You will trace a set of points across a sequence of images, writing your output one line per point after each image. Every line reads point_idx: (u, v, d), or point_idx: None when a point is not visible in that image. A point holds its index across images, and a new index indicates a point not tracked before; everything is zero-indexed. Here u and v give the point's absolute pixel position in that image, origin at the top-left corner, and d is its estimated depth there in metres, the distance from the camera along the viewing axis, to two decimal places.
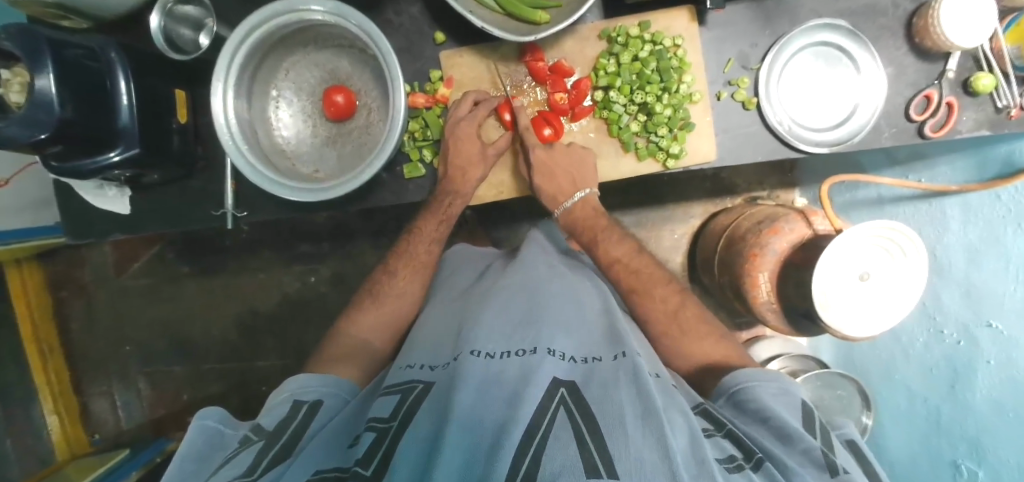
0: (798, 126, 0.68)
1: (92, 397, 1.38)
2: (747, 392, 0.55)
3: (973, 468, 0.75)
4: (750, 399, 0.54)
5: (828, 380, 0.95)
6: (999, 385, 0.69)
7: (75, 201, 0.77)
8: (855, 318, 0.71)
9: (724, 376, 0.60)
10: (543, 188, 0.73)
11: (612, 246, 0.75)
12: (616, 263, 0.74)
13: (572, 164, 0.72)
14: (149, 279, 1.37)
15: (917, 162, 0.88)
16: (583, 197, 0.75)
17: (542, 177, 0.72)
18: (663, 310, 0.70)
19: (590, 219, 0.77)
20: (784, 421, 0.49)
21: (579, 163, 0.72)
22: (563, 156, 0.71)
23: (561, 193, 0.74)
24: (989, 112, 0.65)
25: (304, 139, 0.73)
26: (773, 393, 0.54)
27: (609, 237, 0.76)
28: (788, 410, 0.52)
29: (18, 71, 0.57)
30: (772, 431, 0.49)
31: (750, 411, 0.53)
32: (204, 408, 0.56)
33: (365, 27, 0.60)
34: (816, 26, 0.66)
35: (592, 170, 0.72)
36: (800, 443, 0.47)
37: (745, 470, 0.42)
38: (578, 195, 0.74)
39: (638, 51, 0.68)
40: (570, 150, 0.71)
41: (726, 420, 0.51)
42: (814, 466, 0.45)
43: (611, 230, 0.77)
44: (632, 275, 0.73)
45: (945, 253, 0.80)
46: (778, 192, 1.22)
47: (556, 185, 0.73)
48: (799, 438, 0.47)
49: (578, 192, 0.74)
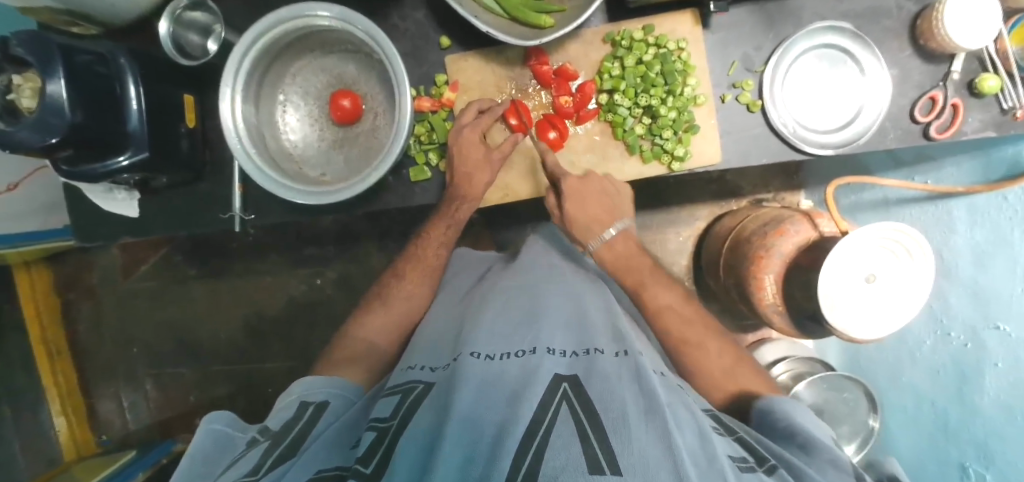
0: (802, 129, 0.68)
1: (99, 399, 1.38)
2: (771, 411, 0.55)
3: (982, 472, 0.74)
4: (776, 417, 0.54)
5: (834, 383, 0.95)
6: (1008, 387, 0.68)
7: (85, 205, 0.78)
8: (862, 320, 0.71)
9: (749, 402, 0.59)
10: (575, 216, 0.71)
11: (660, 293, 0.70)
12: (666, 310, 0.68)
13: (604, 197, 0.71)
14: (156, 282, 1.38)
15: (923, 164, 0.88)
16: (619, 231, 0.72)
17: (574, 206, 0.70)
18: (718, 365, 0.64)
19: (630, 257, 0.72)
20: (811, 435, 0.50)
21: (612, 198, 0.71)
22: (596, 185, 0.70)
23: (597, 219, 0.71)
24: (994, 114, 0.64)
25: (311, 142, 0.74)
26: (798, 412, 0.55)
27: (654, 283, 0.71)
28: (814, 427, 0.53)
29: (30, 77, 0.58)
30: (797, 444, 0.50)
31: (776, 429, 0.53)
32: (213, 412, 0.56)
33: (371, 32, 0.61)
34: (820, 29, 0.66)
35: (624, 202, 0.72)
36: (825, 453, 0.48)
37: (758, 472, 0.42)
38: (612, 230, 0.72)
39: (642, 55, 0.69)
40: (605, 182, 0.71)
41: (742, 429, 0.51)
42: (839, 472, 0.46)
43: (656, 274, 0.72)
44: (684, 326, 0.67)
45: (951, 254, 0.79)
46: (783, 194, 1.22)
47: (591, 214, 0.71)
48: (826, 451, 0.48)
49: (617, 223, 0.72)
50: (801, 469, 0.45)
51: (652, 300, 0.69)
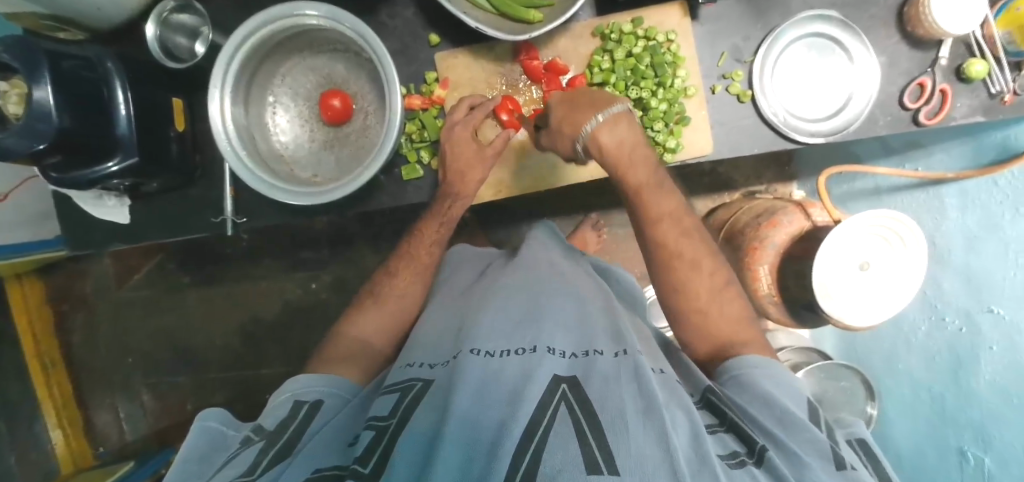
0: (792, 118, 0.68)
1: (95, 410, 1.37)
2: (749, 378, 0.54)
3: (979, 455, 0.74)
4: (755, 384, 0.53)
5: (830, 372, 0.96)
6: (1002, 370, 0.69)
7: (75, 212, 0.77)
8: (857, 307, 0.71)
9: (728, 359, 0.59)
10: (561, 118, 0.65)
11: (660, 199, 0.64)
12: (665, 219, 0.64)
13: (599, 100, 0.65)
14: (150, 289, 1.37)
15: (914, 151, 0.88)
16: (619, 113, 0.63)
17: (564, 107, 0.66)
18: (707, 286, 0.63)
19: (628, 157, 0.63)
20: (791, 412, 0.49)
21: (608, 97, 0.66)
22: (588, 96, 0.67)
23: (584, 113, 0.63)
24: (983, 99, 0.65)
25: (302, 143, 0.73)
26: (781, 384, 0.54)
27: (655, 185, 0.64)
28: (794, 401, 0.52)
29: (15, 83, 0.57)
30: (778, 419, 0.49)
31: (753, 396, 0.52)
32: (205, 409, 0.56)
33: (360, 30, 0.60)
34: (808, 18, 0.66)
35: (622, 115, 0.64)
36: (805, 433, 0.48)
37: (749, 467, 0.42)
38: (608, 111, 0.63)
39: (632, 47, 0.68)
40: (598, 93, 0.67)
41: (730, 409, 0.50)
42: (819, 456, 0.46)
43: (658, 177, 0.65)
44: (681, 239, 0.64)
45: (943, 240, 0.80)
46: (776, 185, 1.22)
47: (580, 112, 0.64)
48: (807, 431, 0.48)
49: (611, 106, 0.63)
50: (791, 454, 0.45)
51: (653, 206, 0.64)
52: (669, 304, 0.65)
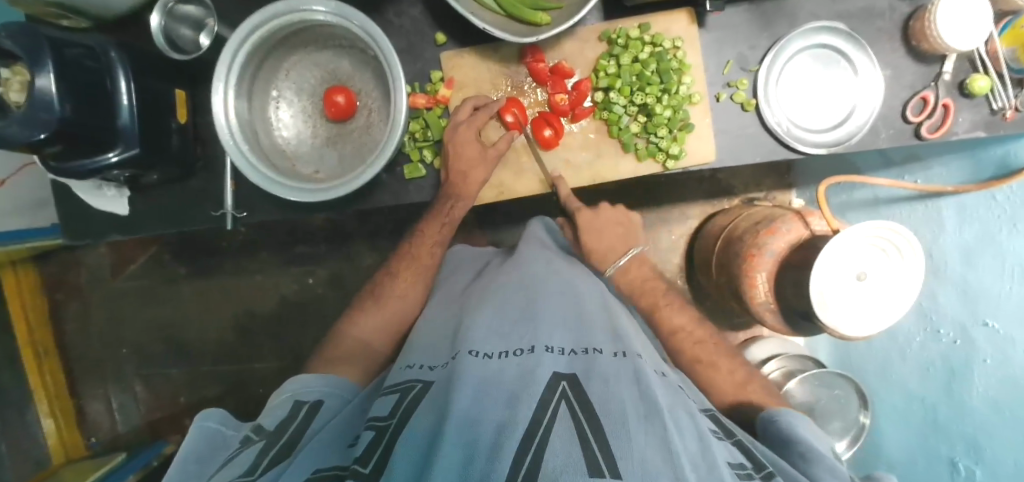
0: (796, 128, 0.68)
1: (88, 400, 1.36)
2: (770, 421, 0.57)
3: (970, 466, 0.75)
4: (778, 428, 0.55)
5: (825, 380, 0.96)
6: (995, 385, 0.69)
7: (73, 202, 0.76)
8: (853, 318, 0.72)
9: (758, 418, 0.60)
10: (593, 247, 0.76)
11: (673, 315, 0.73)
12: (680, 332, 0.71)
13: (619, 227, 0.78)
14: (145, 280, 1.36)
15: (913, 164, 0.89)
16: (634, 257, 0.77)
17: (591, 236, 0.76)
18: (730, 382, 0.66)
19: (646, 281, 0.76)
20: (809, 447, 0.51)
21: (625, 227, 0.79)
22: (607, 218, 0.77)
23: (613, 251, 0.76)
24: (984, 115, 0.65)
25: (305, 139, 0.73)
26: (797, 422, 0.55)
27: (667, 306, 0.74)
28: (816, 439, 0.53)
29: (18, 70, 0.57)
30: (795, 453, 0.51)
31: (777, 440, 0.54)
32: (204, 410, 0.55)
33: (367, 27, 0.60)
34: (814, 29, 0.66)
35: (636, 231, 0.79)
36: (823, 464, 0.49)
37: (755, 479, 0.42)
38: (626, 257, 0.77)
39: (638, 53, 0.69)
40: (617, 212, 0.79)
41: (740, 433, 0.51)
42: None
43: (670, 297, 0.75)
44: (696, 346, 0.70)
45: (940, 253, 0.80)
46: (775, 193, 1.23)
47: (607, 242, 0.77)
48: (822, 460, 0.49)
49: (631, 249, 0.77)
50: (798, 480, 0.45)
51: (666, 321, 0.72)
52: None
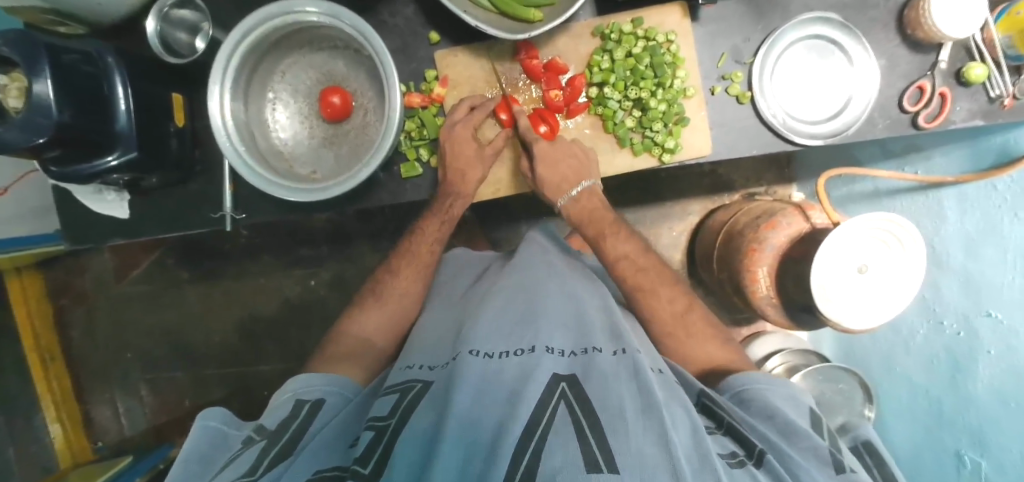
0: (792, 119, 0.68)
1: (95, 405, 1.38)
2: (750, 392, 0.55)
3: (976, 459, 0.74)
4: (755, 397, 0.54)
5: (828, 374, 0.97)
6: (999, 376, 0.69)
7: (75, 207, 0.77)
8: (855, 310, 0.71)
9: (725, 378, 0.60)
10: (545, 180, 0.70)
11: (618, 243, 0.73)
12: (624, 260, 0.72)
13: (573, 158, 0.70)
14: (149, 285, 1.37)
15: (913, 154, 0.88)
16: (587, 188, 0.72)
17: (545, 168, 0.69)
18: (670, 310, 0.68)
19: (595, 210, 0.74)
20: (789, 418, 0.50)
21: (579, 157, 0.71)
22: (563, 148, 0.70)
23: (566, 182, 0.71)
24: (982, 103, 0.65)
25: (302, 140, 0.73)
26: (781, 395, 0.54)
27: (614, 234, 0.73)
28: (797, 412, 0.52)
29: (15, 77, 0.57)
30: (776, 426, 0.50)
31: (754, 409, 0.53)
32: (206, 409, 0.56)
33: (360, 27, 0.60)
34: (808, 19, 0.66)
35: (592, 162, 0.72)
36: (807, 440, 0.48)
37: (748, 467, 0.42)
38: (579, 187, 0.72)
39: (631, 47, 0.69)
40: (572, 145, 0.71)
41: (727, 414, 0.51)
42: (819, 461, 0.46)
43: (617, 226, 0.74)
44: (655, 294, 0.69)
45: (941, 244, 0.80)
46: (776, 187, 1.22)
47: (559, 175, 0.70)
48: (804, 436, 0.48)
49: (583, 182, 0.71)
50: (789, 461, 0.44)
51: (611, 250, 0.73)
52: (676, 318, 0.67)
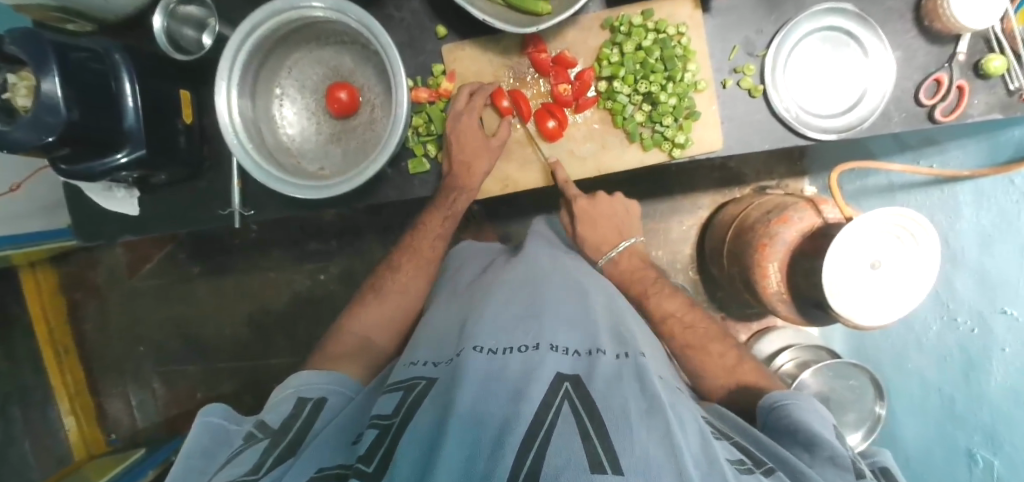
0: (805, 113, 0.67)
1: (108, 397, 1.39)
2: (783, 408, 0.55)
3: (989, 457, 0.73)
4: (786, 413, 0.54)
5: (839, 371, 0.95)
6: (1015, 374, 0.67)
7: (86, 204, 0.78)
8: (867, 305, 0.70)
9: (760, 399, 0.60)
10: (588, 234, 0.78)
11: None
12: None
13: (614, 216, 0.79)
14: (160, 279, 1.39)
15: (928, 147, 0.87)
16: (628, 246, 0.79)
17: (588, 224, 0.78)
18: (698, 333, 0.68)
19: (636, 270, 0.78)
20: (812, 432, 0.50)
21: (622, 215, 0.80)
22: (605, 206, 0.79)
23: (605, 241, 0.78)
24: (1001, 95, 0.63)
25: (309, 136, 0.73)
26: (803, 407, 0.54)
27: None
28: (820, 423, 0.52)
29: (24, 75, 0.57)
30: (799, 442, 0.50)
31: (785, 425, 0.53)
32: (208, 404, 0.56)
33: (366, 21, 0.60)
34: (821, 11, 0.65)
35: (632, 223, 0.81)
36: (826, 450, 0.48)
37: (756, 473, 0.42)
38: (621, 245, 0.79)
39: (642, 40, 0.68)
40: (613, 204, 0.80)
41: (734, 431, 0.51)
42: (839, 469, 0.46)
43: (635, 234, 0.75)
44: None
45: (957, 240, 0.78)
46: (787, 181, 1.21)
47: (601, 233, 0.79)
48: (825, 446, 0.48)
49: (625, 239, 0.79)
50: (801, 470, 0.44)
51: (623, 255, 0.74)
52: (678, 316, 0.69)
